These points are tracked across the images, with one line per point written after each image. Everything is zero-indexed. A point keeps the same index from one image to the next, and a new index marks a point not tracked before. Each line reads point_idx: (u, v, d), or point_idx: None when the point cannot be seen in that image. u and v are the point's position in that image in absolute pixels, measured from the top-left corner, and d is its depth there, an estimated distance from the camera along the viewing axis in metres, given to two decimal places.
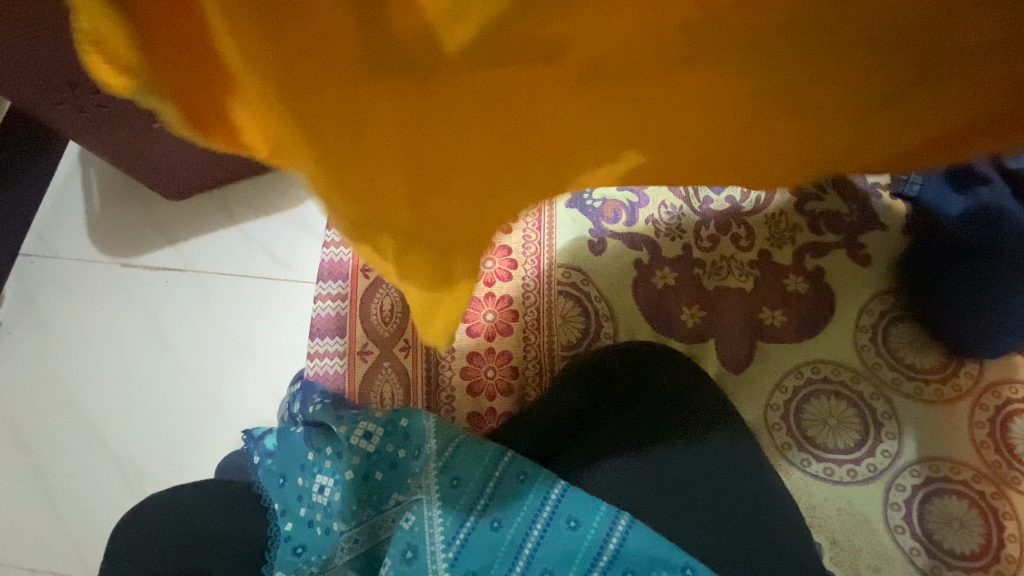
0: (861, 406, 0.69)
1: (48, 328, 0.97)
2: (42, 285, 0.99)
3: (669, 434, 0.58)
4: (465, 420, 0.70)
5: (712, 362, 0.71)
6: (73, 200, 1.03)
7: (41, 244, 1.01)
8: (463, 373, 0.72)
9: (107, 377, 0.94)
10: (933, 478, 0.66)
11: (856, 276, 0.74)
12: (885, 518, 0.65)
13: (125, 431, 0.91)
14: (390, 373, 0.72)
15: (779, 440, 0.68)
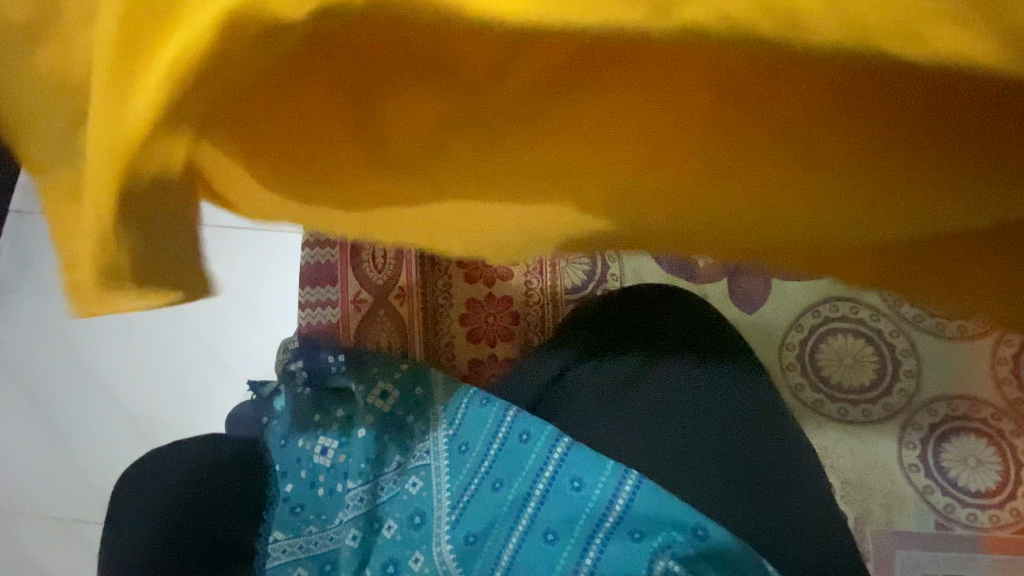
0: (882, 348, 0.65)
1: (43, 284, 0.96)
2: (33, 239, 0.97)
3: (679, 381, 0.56)
4: (466, 368, 0.67)
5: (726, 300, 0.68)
6: None
7: (29, 198, 0.98)
8: (463, 319, 0.68)
9: (110, 332, 0.94)
10: (951, 417, 0.64)
11: None
12: (899, 458, 0.63)
13: (133, 384, 0.92)
14: (384, 320, 0.67)
15: (792, 381, 0.65)
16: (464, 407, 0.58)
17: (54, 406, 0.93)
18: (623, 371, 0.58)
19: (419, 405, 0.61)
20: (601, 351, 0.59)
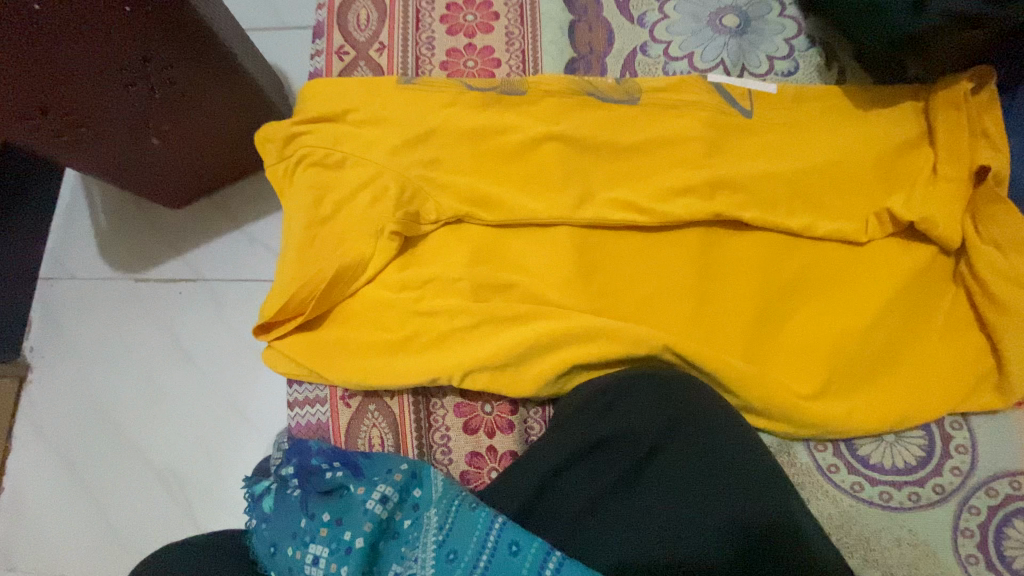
0: (929, 422, 0.58)
1: (73, 346, 0.97)
2: (63, 307, 0.99)
3: (682, 479, 0.51)
4: (464, 464, 0.62)
5: (765, 369, 0.59)
6: (80, 217, 1.02)
7: (57, 266, 1.01)
8: (458, 409, 0.63)
9: (137, 387, 0.94)
10: (1013, 497, 0.56)
11: (923, 257, 0.60)
12: (954, 547, 0.56)
13: (160, 441, 0.92)
14: (376, 415, 0.64)
15: (824, 463, 0.59)
16: (454, 511, 0.54)
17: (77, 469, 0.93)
18: (622, 470, 0.53)
19: (414, 508, 0.57)
20: (596, 449, 0.54)
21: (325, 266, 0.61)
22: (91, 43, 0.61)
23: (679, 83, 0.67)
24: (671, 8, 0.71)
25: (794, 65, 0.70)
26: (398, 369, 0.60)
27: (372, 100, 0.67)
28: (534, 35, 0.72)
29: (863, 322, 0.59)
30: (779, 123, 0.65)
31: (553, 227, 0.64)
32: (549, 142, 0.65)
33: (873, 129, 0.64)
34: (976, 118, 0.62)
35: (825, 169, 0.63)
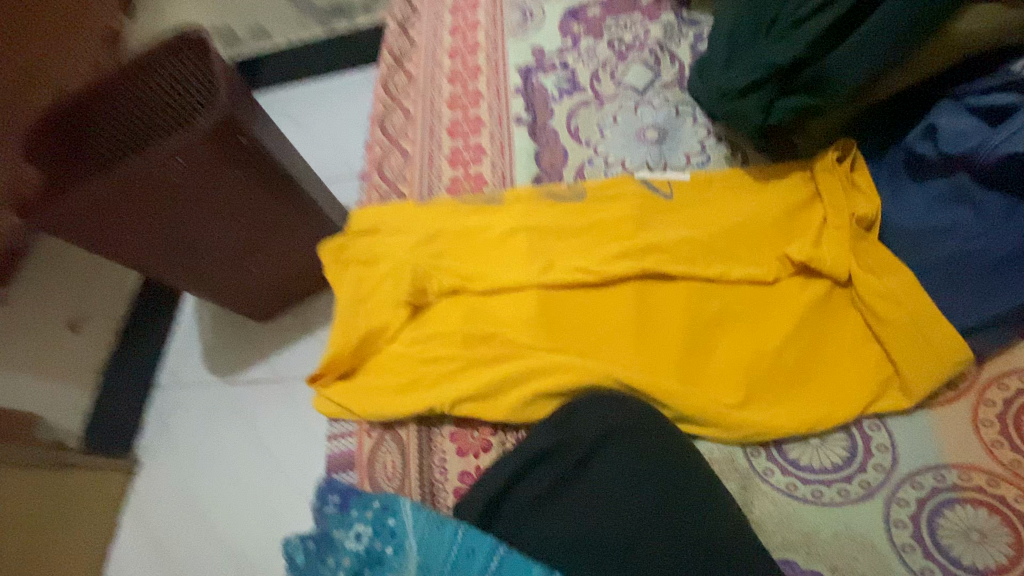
0: (848, 425, 0.67)
1: (172, 443, 1.19)
2: (162, 419, 1.22)
3: (606, 481, 0.69)
4: (456, 480, 0.76)
5: (692, 387, 0.72)
6: (192, 333, 1.30)
7: (172, 377, 1.26)
8: (452, 436, 0.79)
9: (229, 477, 1.13)
10: (940, 488, 0.62)
11: (819, 286, 0.73)
12: (889, 538, 0.61)
13: (240, 524, 1.09)
14: (390, 445, 0.80)
15: (760, 467, 0.68)
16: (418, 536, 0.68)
17: (174, 520, 1.12)
18: (562, 472, 0.70)
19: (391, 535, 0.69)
20: (544, 458, 0.71)
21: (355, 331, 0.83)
22: (217, 201, 0.94)
23: (614, 181, 0.91)
24: (609, 132, 0.97)
25: (707, 158, 0.91)
26: (403, 402, 0.78)
27: (397, 216, 0.95)
28: (512, 161, 0.99)
29: (772, 343, 0.71)
30: (691, 199, 0.86)
31: (524, 290, 0.84)
32: (520, 231, 0.89)
33: (767, 195, 0.82)
34: (849, 177, 0.77)
35: (730, 225, 0.80)
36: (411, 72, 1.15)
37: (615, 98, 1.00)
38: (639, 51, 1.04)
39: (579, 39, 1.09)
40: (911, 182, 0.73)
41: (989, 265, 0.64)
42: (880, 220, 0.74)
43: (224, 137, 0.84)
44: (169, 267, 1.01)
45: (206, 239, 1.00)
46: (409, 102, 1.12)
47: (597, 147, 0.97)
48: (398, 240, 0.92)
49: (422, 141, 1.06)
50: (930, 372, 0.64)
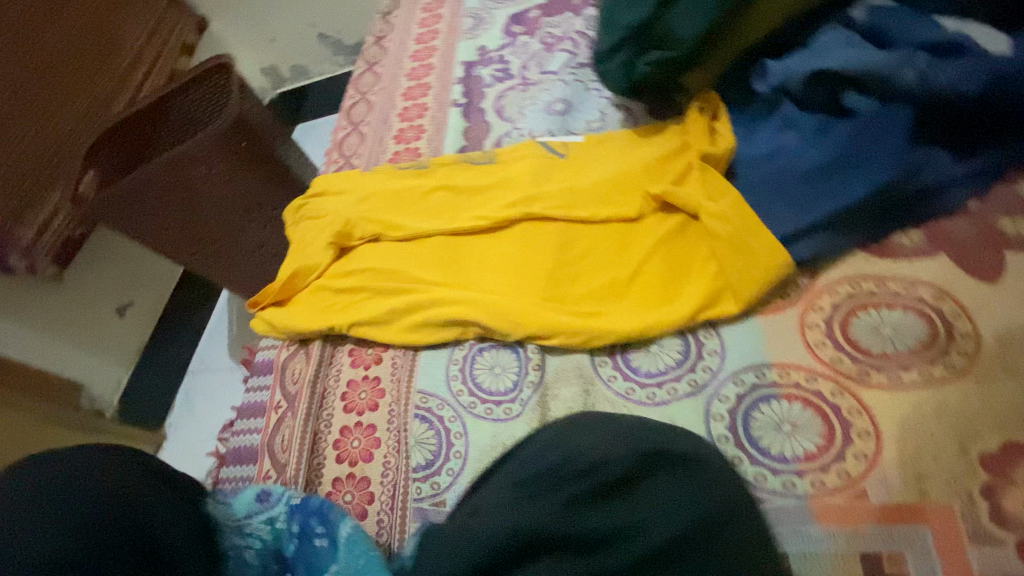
0: (685, 333, 0.70)
1: (177, 413, 1.47)
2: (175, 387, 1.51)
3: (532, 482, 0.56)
4: (345, 386, 0.87)
5: (553, 303, 0.79)
6: (222, 327, 1.57)
7: (201, 361, 1.52)
8: (350, 352, 0.90)
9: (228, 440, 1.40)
10: (759, 385, 0.64)
11: (674, 218, 0.80)
12: (707, 429, 0.63)
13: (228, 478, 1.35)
14: (301, 357, 0.93)
15: (604, 372, 0.71)
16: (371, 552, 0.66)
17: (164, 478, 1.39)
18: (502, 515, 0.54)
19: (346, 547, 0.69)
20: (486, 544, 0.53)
21: (290, 267, 1.00)
22: (233, 200, 1.17)
23: (520, 145, 1.02)
24: (528, 110, 1.09)
25: (604, 124, 1.00)
26: (316, 324, 0.91)
27: (342, 181, 1.11)
28: (444, 136, 1.13)
29: (625, 266, 0.79)
30: (581, 154, 0.95)
31: (430, 237, 0.96)
32: (435, 189, 1.01)
33: (644, 147, 0.91)
34: (710, 127, 0.85)
35: (605, 171, 0.89)
36: (378, 73, 1.34)
37: (537, 82, 1.12)
38: (563, 43, 1.16)
39: (517, 37, 1.24)
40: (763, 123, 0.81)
41: (814, 179, 0.70)
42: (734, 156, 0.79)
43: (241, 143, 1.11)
44: (198, 261, 1.25)
45: (230, 235, 1.23)
46: (372, 96, 1.29)
47: (516, 121, 1.08)
48: (339, 200, 1.07)
49: (376, 125, 1.22)
50: (756, 278, 0.68)
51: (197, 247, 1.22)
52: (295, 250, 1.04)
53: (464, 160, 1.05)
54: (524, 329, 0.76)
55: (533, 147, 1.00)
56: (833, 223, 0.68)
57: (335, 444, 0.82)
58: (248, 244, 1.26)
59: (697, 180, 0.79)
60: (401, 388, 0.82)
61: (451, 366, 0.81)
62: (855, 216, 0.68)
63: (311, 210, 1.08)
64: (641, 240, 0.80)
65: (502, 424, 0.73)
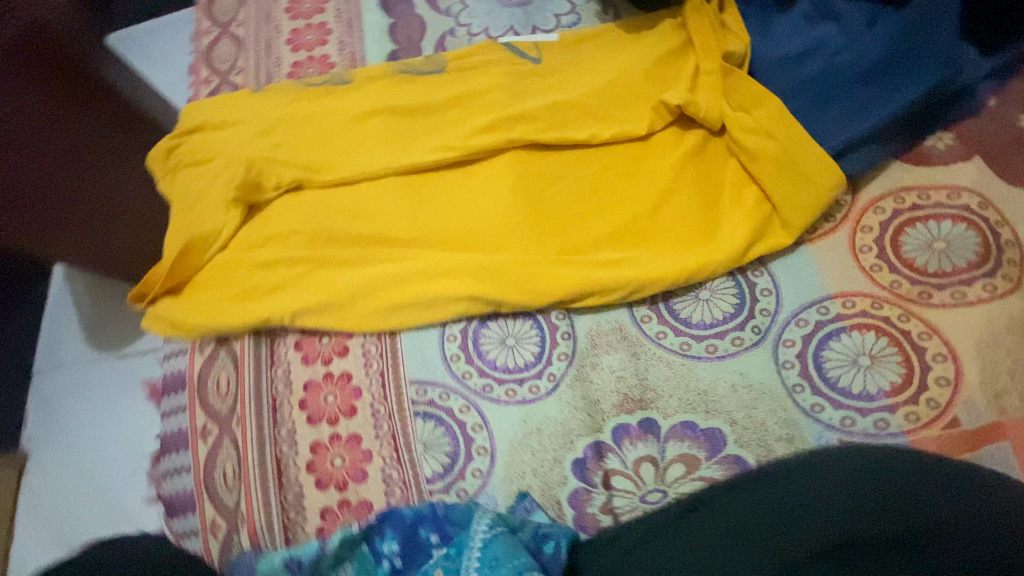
0: (736, 274, 0.61)
1: None
2: None
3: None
4: (299, 392, 0.65)
5: (568, 252, 0.64)
6: (60, 311, 1.05)
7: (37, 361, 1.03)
8: (297, 344, 0.67)
9: None
10: (826, 321, 0.57)
11: (693, 136, 0.67)
12: (782, 380, 0.55)
13: None
14: (225, 360, 0.69)
15: (651, 330, 0.60)
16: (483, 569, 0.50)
17: None
18: None
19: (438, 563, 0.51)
20: None
21: (180, 238, 0.72)
22: (79, 139, 0.71)
23: (473, 49, 0.79)
24: (471, 1, 0.84)
25: (578, 18, 0.80)
26: (243, 316, 0.67)
27: (228, 110, 0.80)
28: (362, 39, 0.85)
29: (645, 198, 0.65)
30: (560, 57, 0.76)
31: (379, 179, 0.73)
32: (372, 115, 0.76)
33: (635, 45, 0.73)
34: (718, 19, 0.70)
35: (598, 81, 0.72)
36: None
37: None
38: None
39: None
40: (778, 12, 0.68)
41: (864, 74, 0.60)
42: (751, 55, 0.67)
43: (45, 31, 0.64)
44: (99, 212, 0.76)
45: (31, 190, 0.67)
46: None
47: (458, 15, 0.83)
48: (229, 137, 0.78)
49: (256, 25, 0.89)
50: (806, 202, 0.59)
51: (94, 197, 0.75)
52: (182, 215, 0.75)
53: (401, 71, 0.79)
54: (542, 291, 0.61)
55: (493, 51, 0.78)
56: (886, 129, 0.59)
57: (309, 466, 0.62)
58: (77, 200, 0.73)
59: (720, 89, 0.66)
60: (384, 380, 0.64)
61: (448, 344, 0.65)
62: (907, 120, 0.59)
63: (195, 154, 0.78)
64: (658, 164, 0.66)
65: (529, 406, 0.60)
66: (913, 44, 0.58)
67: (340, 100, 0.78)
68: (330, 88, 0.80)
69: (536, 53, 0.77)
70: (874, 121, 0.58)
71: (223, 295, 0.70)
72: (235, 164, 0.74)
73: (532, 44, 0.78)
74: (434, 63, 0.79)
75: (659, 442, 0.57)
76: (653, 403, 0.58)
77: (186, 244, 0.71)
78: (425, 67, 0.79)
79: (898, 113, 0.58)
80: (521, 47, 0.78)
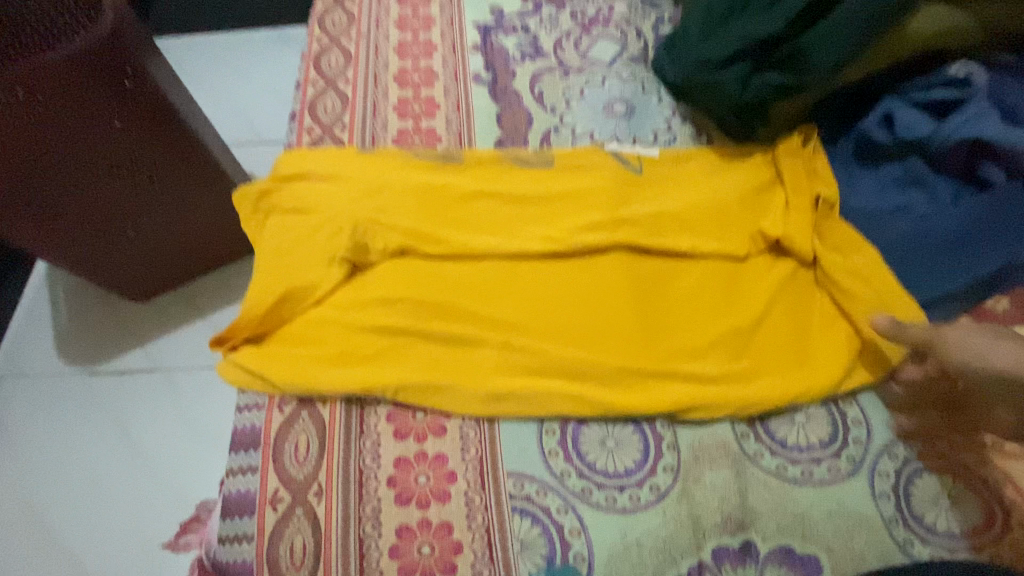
0: (829, 404, 0.66)
1: (12, 447, 1.06)
2: (10, 406, 1.09)
3: None
4: (391, 468, 0.64)
5: (673, 360, 0.67)
6: (39, 311, 1.17)
7: (7, 364, 1.13)
8: (390, 416, 0.67)
9: (100, 476, 1.03)
10: (913, 458, 0.62)
11: (788, 267, 0.73)
12: (878, 511, 0.60)
13: (106, 531, 0.99)
14: (307, 423, 0.66)
15: (750, 449, 0.64)
16: None
17: (1, 534, 0.99)
18: None
19: None
20: None
21: (274, 290, 0.70)
22: (86, 166, 0.79)
23: (579, 149, 0.85)
24: (575, 103, 0.91)
25: (673, 137, 0.88)
26: (338, 380, 0.66)
27: (331, 163, 0.80)
28: (470, 120, 0.89)
29: (747, 315, 0.69)
30: (661, 170, 0.82)
31: (483, 260, 0.74)
32: (480, 194, 0.78)
33: (731, 171, 0.81)
34: (810, 163, 0.78)
35: (701, 197, 0.77)
36: (352, 12, 1.00)
37: (580, 70, 0.94)
38: (603, 26, 0.99)
39: (541, 5, 1.01)
40: (862, 168, 0.77)
41: (946, 239, 0.68)
42: (840, 202, 0.75)
43: (112, 53, 0.69)
44: (76, 234, 0.87)
45: (32, 202, 0.78)
46: (348, 43, 0.97)
47: (562, 114, 0.90)
48: (330, 191, 0.77)
49: (363, 86, 0.92)
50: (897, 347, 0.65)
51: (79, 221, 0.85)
52: (271, 262, 0.73)
53: (512, 156, 0.84)
54: (651, 403, 0.65)
55: (599, 154, 0.84)
56: (968, 292, 0.67)
57: (393, 552, 0.60)
58: (84, 213, 0.84)
59: (814, 229, 0.73)
60: (482, 469, 0.64)
61: (546, 439, 0.66)
62: (986, 285, 0.67)
63: (291, 202, 0.77)
64: (756, 287, 0.71)
65: (631, 515, 0.61)
66: (997, 218, 0.67)
67: (450, 174, 0.81)
68: (439, 161, 0.82)
69: (639, 163, 0.83)
70: (959, 283, 0.67)
71: (314, 353, 0.68)
72: (341, 221, 0.74)
73: (634, 154, 0.84)
74: (542, 155, 0.84)
75: (758, 566, 0.59)
76: (753, 523, 0.60)
77: (281, 296, 0.70)
78: (534, 157, 0.84)
79: (981, 279, 0.66)
80: (623, 155, 0.84)
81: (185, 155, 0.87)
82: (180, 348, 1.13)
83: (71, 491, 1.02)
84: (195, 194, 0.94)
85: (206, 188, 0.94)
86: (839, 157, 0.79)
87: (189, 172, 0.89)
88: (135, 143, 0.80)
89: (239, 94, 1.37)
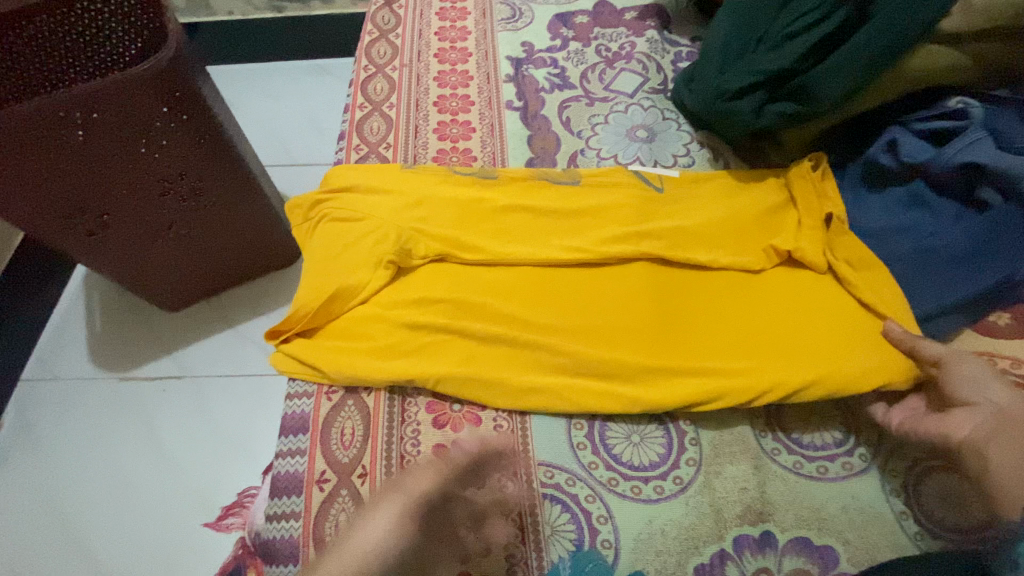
0: (841, 406, 0.71)
1: (48, 445, 1.11)
2: (47, 406, 1.14)
3: None
4: (430, 454, 0.68)
5: (694, 360, 0.72)
6: (78, 316, 1.23)
7: (44, 366, 1.18)
8: (429, 406, 0.72)
9: (130, 474, 1.07)
10: (922, 459, 0.66)
11: (800, 278, 0.78)
12: (889, 505, 0.64)
13: (133, 526, 1.03)
14: (353, 410, 0.72)
15: (768, 446, 0.68)
16: None
17: (32, 529, 1.03)
18: None
19: None
20: None
21: (324, 287, 0.76)
22: (142, 176, 0.86)
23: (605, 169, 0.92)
24: (600, 129, 0.99)
25: (691, 161, 0.96)
26: (383, 371, 0.71)
27: (377, 176, 0.88)
28: (504, 142, 0.97)
29: (762, 322, 0.74)
30: (681, 190, 0.89)
31: (516, 266, 0.80)
32: (513, 207, 0.85)
33: (746, 192, 0.87)
34: (818, 185, 0.85)
35: (718, 214, 0.83)
36: (395, 44, 1.10)
37: (604, 100, 1.02)
38: (626, 61, 1.08)
39: (568, 41, 1.11)
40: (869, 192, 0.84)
41: (949, 256, 0.74)
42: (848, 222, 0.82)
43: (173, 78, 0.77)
44: (125, 238, 0.93)
45: (91, 206, 0.85)
46: (392, 71, 1.06)
47: (589, 138, 0.98)
48: (376, 201, 0.84)
49: (406, 110, 1.00)
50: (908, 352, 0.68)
51: (130, 226, 0.92)
52: (322, 263, 0.79)
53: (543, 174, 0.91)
54: (673, 396, 0.69)
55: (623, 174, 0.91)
56: (968, 305, 0.73)
57: None
58: (136, 219, 0.91)
59: (824, 244, 0.79)
60: (515, 458, 0.68)
61: (575, 432, 0.70)
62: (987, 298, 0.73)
63: (340, 209, 0.84)
64: (770, 296, 0.77)
65: (655, 504, 0.65)
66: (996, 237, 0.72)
67: (487, 189, 0.88)
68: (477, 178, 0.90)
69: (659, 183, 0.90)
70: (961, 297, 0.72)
71: (361, 346, 0.74)
72: (386, 227, 0.80)
73: (654, 175, 0.91)
74: (570, 174, 0.91)
75: (777, 556, 0.62)
76: (772, 515, 0.64)
77: (330, 293, 0.75)
78: (563, 176, 0.91)
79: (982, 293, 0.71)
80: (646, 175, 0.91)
81: (229, 170, 0.94)
82: (214, 353, 1.19)
83: (100, 490, 1.06)
84: (236, 206, 1.00)
85: (245, 202, 1.01)
86: (845, 182, 0.86)
87: (232, 186, 0.97)
88: (186, 156, 0.87)
89: (280, 118, 1.47)
